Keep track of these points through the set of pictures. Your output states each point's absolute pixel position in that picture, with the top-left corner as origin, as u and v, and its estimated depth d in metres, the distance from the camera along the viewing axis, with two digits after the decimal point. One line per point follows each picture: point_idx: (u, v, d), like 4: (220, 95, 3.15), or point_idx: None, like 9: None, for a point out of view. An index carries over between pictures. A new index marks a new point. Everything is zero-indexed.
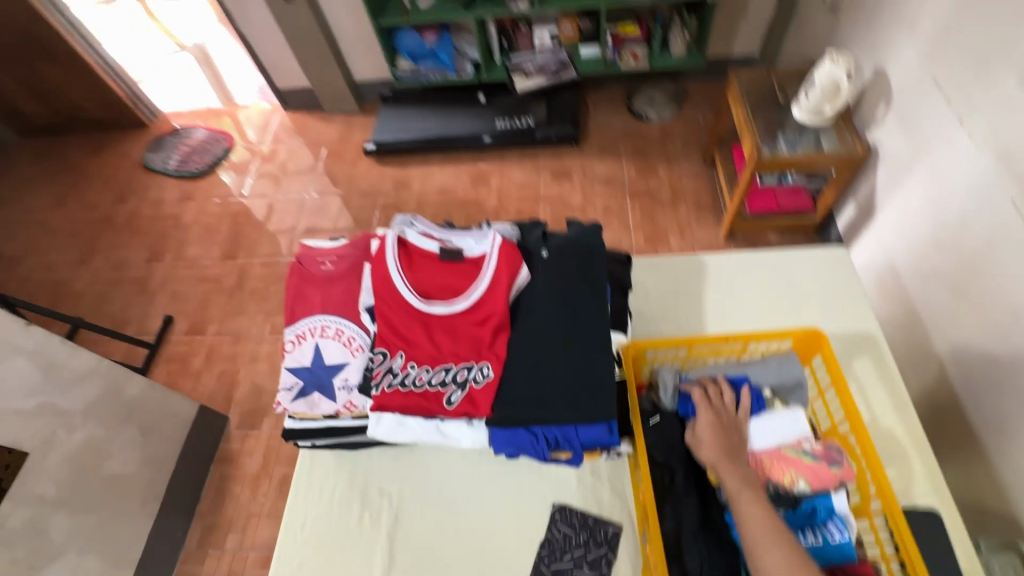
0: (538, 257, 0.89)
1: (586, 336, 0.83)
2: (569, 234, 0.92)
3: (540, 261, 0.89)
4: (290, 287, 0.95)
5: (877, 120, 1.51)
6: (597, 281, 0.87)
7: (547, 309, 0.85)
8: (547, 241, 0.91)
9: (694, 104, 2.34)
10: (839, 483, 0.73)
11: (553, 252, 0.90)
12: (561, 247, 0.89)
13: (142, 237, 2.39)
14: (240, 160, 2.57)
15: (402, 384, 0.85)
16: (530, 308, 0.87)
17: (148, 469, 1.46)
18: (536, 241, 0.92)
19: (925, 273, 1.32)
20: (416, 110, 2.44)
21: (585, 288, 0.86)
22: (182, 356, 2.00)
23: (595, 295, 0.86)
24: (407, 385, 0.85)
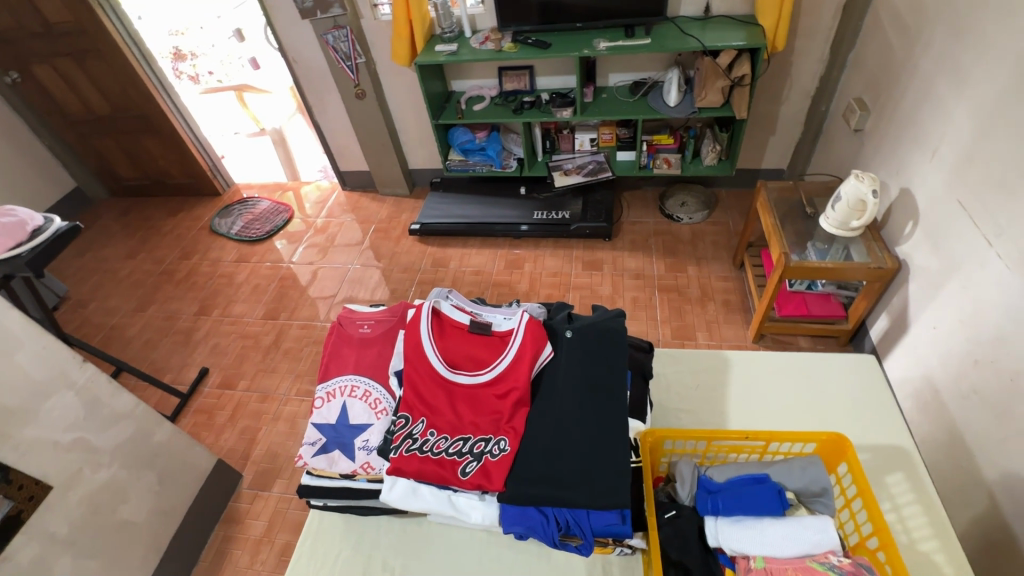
0: (563, 338, 0.93)
1: (605, 419, 0.84)
2: (594, 318, 0.95)
3: (565, 342, 0.92)
4: (330, 345, 1.02)
5: (905, 236, 1.56)
6: (618, 365, 0.88)
7: (568, 389, 0.87)
8: (571, 322, 0.94)
9: (724, 210, 2.44)
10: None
11: (577, 334, 0.93)
12: (585, 329, 0.93)
13: (196, 292, 2.56)
14: (296, 229, 2.80)
15: (419, 449, 0.86)
16: (551, 387, 0.89)
17: (159, 518, 1.47)
18: (561, 322, 0.96)
19: (965, 393, 1.28)
20: (462, 197, 2.64)
21: (606, 372, 0.87)
22: (210, 408, 2.05)
23: (615, 379, 0.87)
24: (425, 450, 0.86)
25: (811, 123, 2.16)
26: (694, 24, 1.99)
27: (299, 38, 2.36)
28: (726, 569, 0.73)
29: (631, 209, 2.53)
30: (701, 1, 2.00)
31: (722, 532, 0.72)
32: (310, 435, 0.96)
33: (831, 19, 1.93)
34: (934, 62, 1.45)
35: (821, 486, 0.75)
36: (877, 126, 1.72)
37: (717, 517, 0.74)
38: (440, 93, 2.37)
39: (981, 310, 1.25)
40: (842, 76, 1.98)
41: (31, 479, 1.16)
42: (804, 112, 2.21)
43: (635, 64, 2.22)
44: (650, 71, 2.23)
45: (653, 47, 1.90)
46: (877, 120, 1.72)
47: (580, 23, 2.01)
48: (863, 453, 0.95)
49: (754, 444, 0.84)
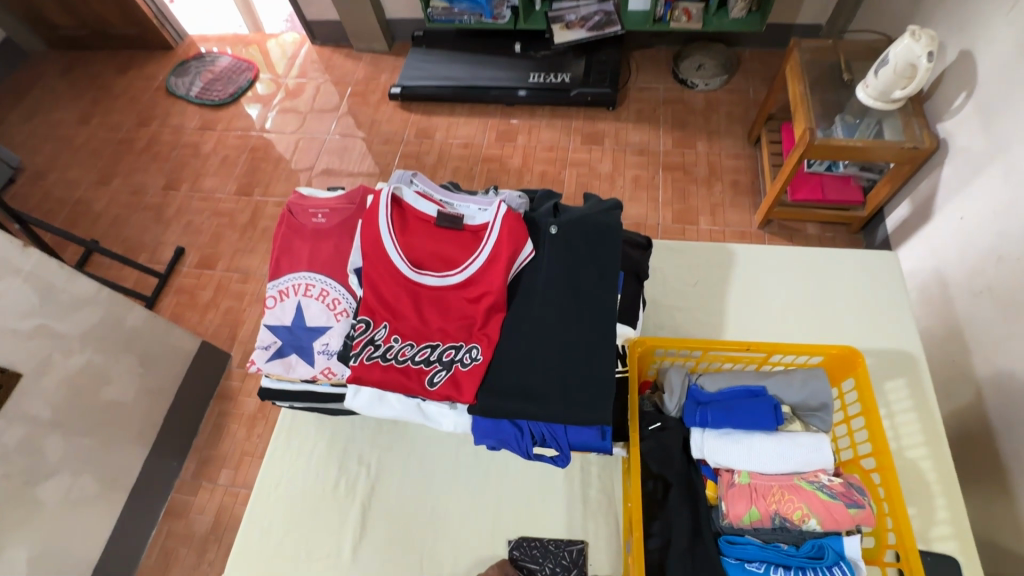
0: (546, 235, 0.82)
1: (587, 327, 0.76)
2: (583, 211, 0.83)
3: (548, 241, 0.81)
4: (279, 237, 0.90)
5: (953, 110, 1.35)
6: (606, 267, 0.79)
7: (549, 294, 0.78)
8: (557, 216, 0.82)
9: (746, 75, 2.14)
10: (851, 525, 0.65)
11: (563, 230, 0.81)
12: (571, 225, 0.81)
13: (160, 164, 2.36)
14: (262, 92, 2.49)
15: (382, 357, 0.78)
16: (531, 291, 0.80)
17: (148, 397, 1.48)
18: (546, 215, 0.83)
19: (977, 290, 1.20)
20: (448, 55, 2.30)
21: (592, 275, 0.78)
22: (191, 288, 1.99)
23: (602, 282, 0.78)
24: (387, 358, 0.78)
25: None
26: None
27: None
28: (708, 481, 0.73)
29: (641, 72, 2.22)
30: None
31: (708, 445, 0.71)
32: (263, 337, 0.87)
33: None
34: None
35: (820, 400, 0.72)
36: None
37: (704, 429, 0.72)
38: None
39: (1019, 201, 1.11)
40: None
41: None
42: None
43: None
44: None
45: None
46: None
47: None
48: (867, 357, 0.89)
49: (755, 354, 0.79)
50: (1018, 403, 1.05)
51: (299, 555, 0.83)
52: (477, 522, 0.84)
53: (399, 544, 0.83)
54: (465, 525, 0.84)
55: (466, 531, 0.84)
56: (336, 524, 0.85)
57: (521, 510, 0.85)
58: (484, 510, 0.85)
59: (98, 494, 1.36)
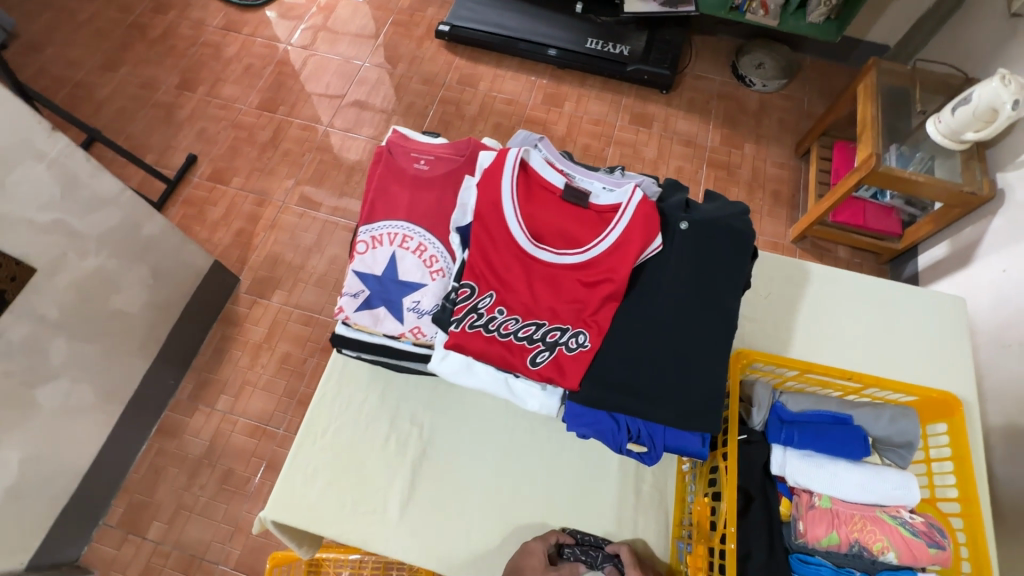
0: (675, 230, 0.79)
1: (703, 332, 0.75)
2: (715, 212, 0.81)
3: (678, 236, 0.78)
4: (378, 179, 0.84)
5: (1018, 162, 1.35)
6: (732, 276, 0.77)
7: (671, 293, 0.77)
8: (688, 213, 0.80)
9: (804, 83, 2.10)
10: (925, 562, 0.69)
11: (694, 228, 0.79)
12: (702, 225, 0.79)
13: (176, 59, 2.17)
14: (296, 1, 2.30)
15: (484, 328, 0.76)
16: (650, 286, 0.77)
17: (155, 311, 1.41)
18: (675, 208, 0.81)
19: (1007, 342, 1.24)
20: (504, 1, 2.16)
21: (719, 281, 0.76)
22: (201, 202, 1.88)
23: (725, 291, 0.77)
24: (490, 330, 0.76)
25: None
26: None
27: None
28: (782, 498, 0.75)
29: (700, 60, 2.15)
30: None
31: (789, 463, 0.73)
32: (348, 282, 0.83)
33: None
34: None
35: (905, 439, 0.76)
36: None
37: (787, 448, 0.74)
38: None
39: None
40: None
41: (11, 259, 1.03)
42: None
43: None
44: None
45: None
46: None
47: None
48: None
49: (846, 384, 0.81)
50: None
51: (345, 505, 0.83)
52: (525, 497, 0.86)
53: (447, 506, 0.84)
54: (512, 499, 0.85)
55: (513, 504, 0.85)
56: (384, 478, 0.85)
57: (568, 490, 0.86)
58: (533, 485, 0.86)
59: (94, 403, 1.30)
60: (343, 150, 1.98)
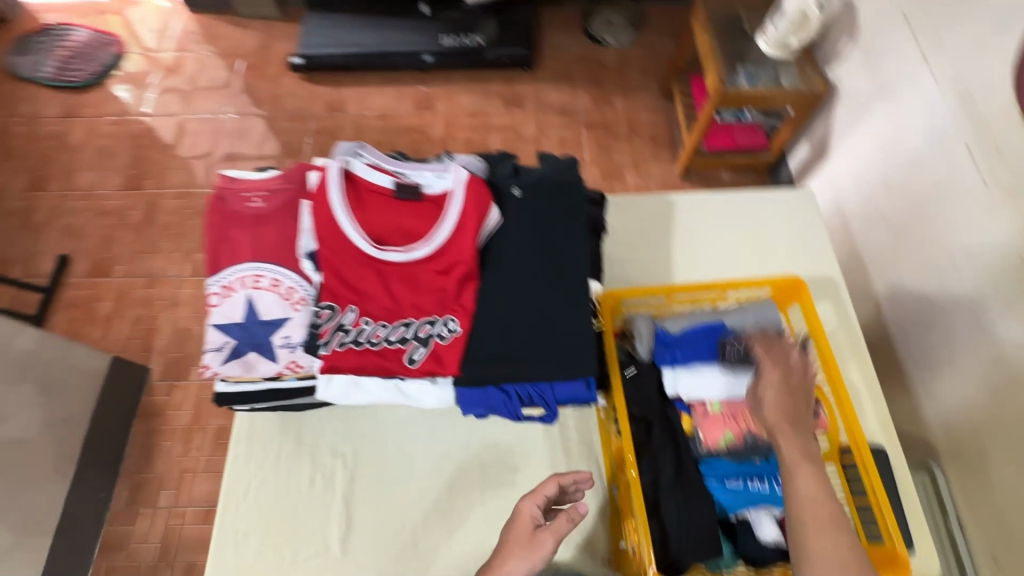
0: (510, 196, 0.88)
1: (551, 286, 0.84)
2: (542, 171, 0.90)
3: (513, 203, 0.88)
4: (213, 227, 0.85)
5: (839, 55, 1.47)
6: (568, 223, 0.86)
7: (517, 255, 0.86)
8: (519, 179, 0.89)
9: (653, 30, 2.20)
10: (809, 427, 0.85)
11: (525, 191, 0.88)
12: (533, 186, 0.88)
13: (18, 160, 2.01)
14: (134, 70, 2.18)
15: (354, 342, 0.83)
16: (499, 254, 0.86)
17: (58, 428, 1.32)
18: (507, 177, 0.90)
19: (871, 216, 1.35)
20: (348, 19, 2.13)
21: (558, 233, 0.85)
22: (86, 302, 1.76)
23: (566, 240, 0.85)
24: (361, 343, 0.83)
25: None
26: None
27: None
28: (682, 415, 0.87)
29: (553, 31, 2.21)
30: None
31: (680, 381, 0.87)
32: (213, 339, 0.84)
33: None
34: None
35: (770, 326, 0.90)
36: None
37: (675, 365, 0.88)
38: None
39: (902, 135, 1.25)
40: None
41: None
42: None
43: None
44: None
45: None
46: None
47: None
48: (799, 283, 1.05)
49: (710, 293, 0.94)
50: (910, 311, 1.22)
51: (289, 550, 0.89)
52: (453, 487, 0.95)
53: (385, 519, 0.92)
54: (440, 493, 0.95)
55: (443, 497, 0.95)
56: (321, 514, 0.92)
57: (488, 469, 0.97)
58: (455, 474, 0.96)
59: (14, 543, 1.20)
60: None
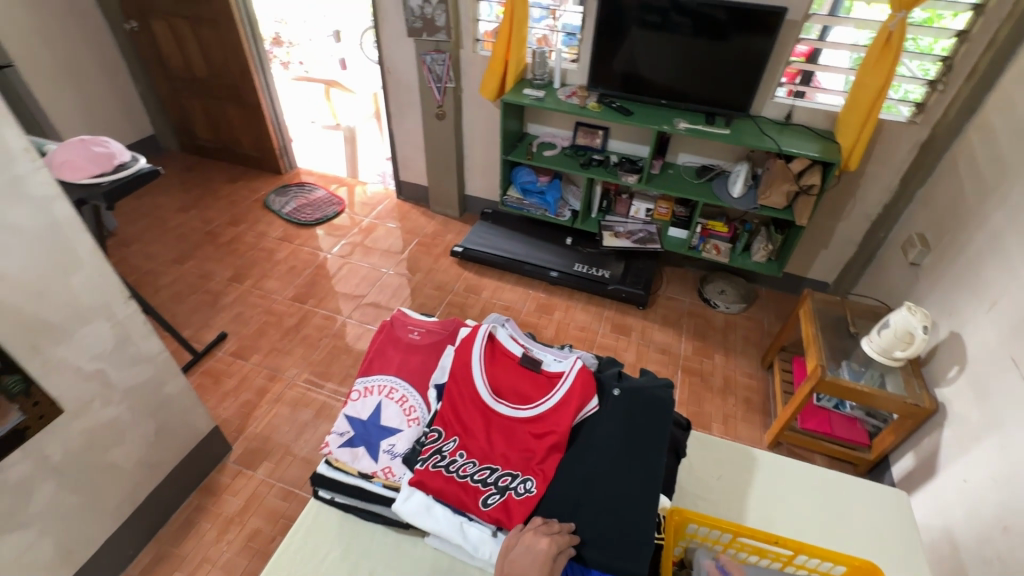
0: (609, 395, 0.99)
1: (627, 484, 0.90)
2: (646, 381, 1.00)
3: (610, 402, 0.97)
4: (380, 343, 1.15)
5: (948, 379, 1.52)
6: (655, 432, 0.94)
7: (600, 449, 0.94)
8: (621, 381, 1.00)
9: (761, 308, 2.44)
10: None
11: (624, 394, 0.98)
12: (632, 392, 0.97)
13: (235, 258, 2.63)
14: (343, 224, 2.88)
15: (445, 468, 0.96)
16: (588, 440, 0.96)
17: (145, 470, 1.47)
18: (611, 377, 1.01)
19: (988, 557, 1.20)
20: (507, 231, 2.69)
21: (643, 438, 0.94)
22: (217, 374, 2.06)
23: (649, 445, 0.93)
24: (450, 471, 0.95)
25: (867, 246, 2.17)
26: (773, 126, 2.09)
27: (399, 52, 2.49)
28: None
29: (670, 284, 2.55)
30: (784, 107, 2.09)
31: None
32: (340, 425, 1.06)
33: (906, 154, 1.99)
34: (1006, 217, 1.45)
35: None
36: (933, 264, 1.73)
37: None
38: (515, 132, 2.49)
39: (1019, 476, 1.19)
40: (906, 209, 2.01)
41: (47, 398, 1.16)
42: (861, 233, 2.23)
43: (707, 150, 2.31)
44: (720, 159, 2.32)
45: (730, 138, 2.00)
46: (935, 259, 1.73)
47: (665, 100, 2.15)
48: None
49: (779, 551, 0.90)
50: None
51: None
52: None
53: None
54: None
55: None
56: None
57: None
58: None
59: (48, 563, 1.26)
60: (356, 338, 2.24)
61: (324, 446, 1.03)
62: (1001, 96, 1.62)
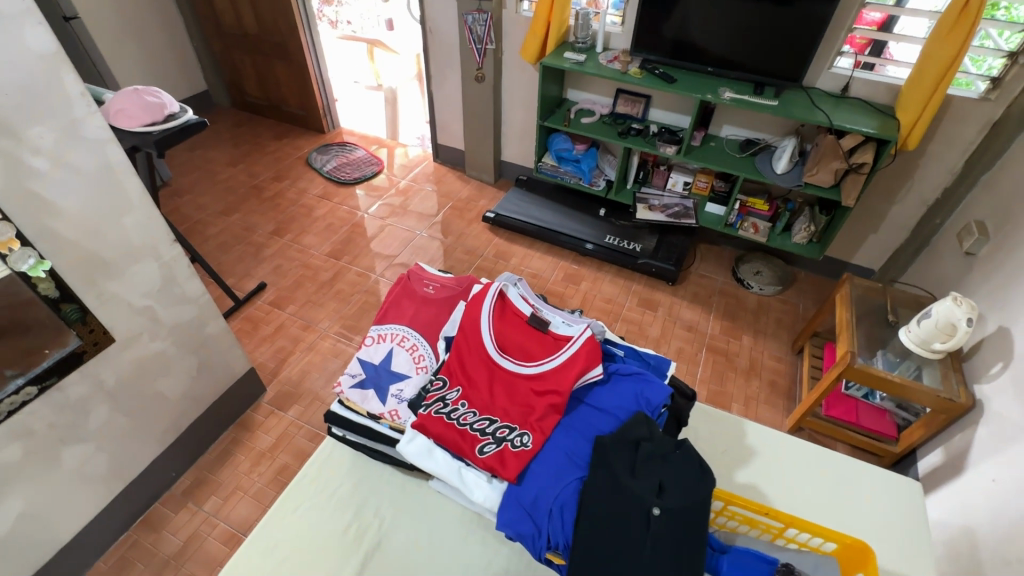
0: (649, 517, 0.84)
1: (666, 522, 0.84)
2: (685, 494, 0.86)
3: (651, 528, 0.83)
4: (395, 294, 1.25)
5: (990, 375, 1.43)
6: (683, 467, 0.89)
7: (655, 530, 0.83)
8: (661, 497, 0.85)
9: (798, 291, 2.35)
10: None
11: (665, 516, 0.84)
12: (675, 514, 0.84)
13: (277, 213, 2.74)
14: (380, 184, 2.93)
15: (446, 414, 1.02)
16: (615, 478, 0.88)
17: (188, 401, 1.59)
18: (649, 492, 0.86)
19: (1007, 558, 1.16)
20: (540, 198, 2.68)
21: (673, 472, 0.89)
22: (257, 321, 2.19)
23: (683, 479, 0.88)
24: (451, 418, 1.02)
25: (919, 232, 2.04)
26: (826, 99, 1.96)
27: (442, 11, 2.47)
28: None
29: (703, 262, 2.49)
30: (841, 78, 1.96)
31: None
32: (352, 368, 1.14)
33: (974, 134, 1.83)
34: None
35: None
36: (991, 254, 1.62)
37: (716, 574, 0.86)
38: (554, 97, 2.45)
39: None
40: (968, 194, 1.87)
41: (102, 327, 1.27)
42: (915, 219, 2.09)
43: (753, 122, 2.20)
44: (766, 133, 2.21)
45: (778, 109, 1.90)
46: (993, 249, 1.61)
47: (711, 67, 2.05)
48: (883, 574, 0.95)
49: (771, 523, 0.91)
50: None
51: None
52: None
53: None
54: None
55: None
56: (334, 565, 0.93)
57: None
58: None
59: (102, 474, 1.41)
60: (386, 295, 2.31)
61: (337, 386, 1.10)
62: None
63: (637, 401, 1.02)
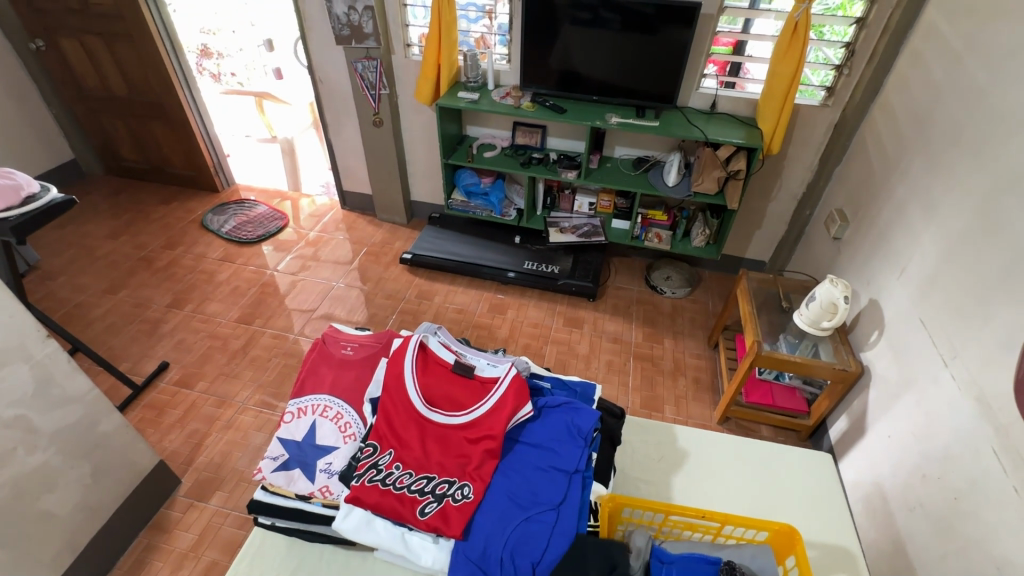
0: None
1: None
2: None
3: None
4: (312, 360, 1.18)
5: (870, 343, 1.63)
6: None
7: None
8: None
9: (705, 290, 2.54)
10: None
11: None
12: None
13: (174, 282, 2.52)
14: (286, 238, 2.80)
15: (381, 481, 0.99)
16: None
17: (84, 514, 1.39)
18: None
19: (912, 505, 1.30)
20: (454, 233, 2.70)
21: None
22: (161, 406, 1.98)
23: None
24: (386, 484, 0.98)
25: (795, 224, 2.29)
26: (699, 116, 2.18)
27: (329, 60, 2.45)
28: None
29: (618, 274, 2.62)
30: (708, 97, 2.18)
31: None
32: (272, 449, 1.07)
33: (822, 135, 2.11)
34: (909, 191, 1.57)
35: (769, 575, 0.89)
36: (852, 237, 1.85)
37: None
38: (454, 135, 2.50)
39: (932, 428, 1.28)
40: (827, 186, 2.14)
41: None
42: (790, 212, 2.35)
43: (642, 142, 2.38)
44: (654, 150, 2.39)
45: (659, 129, 2.07)
46: (853, 232, 1.85)
47: (596, 96, 2.20)
48: (811, 548, 1.03)
49: (709, 524, 0.97)
50: None
51: None
52: None
53: None
54: None
55: None
56: None
57: None
58: None
59: None
60: None
61: (257, 472, 1.04)
62: (898, 78, 1.75)
63: (570, 431, 1.05)
